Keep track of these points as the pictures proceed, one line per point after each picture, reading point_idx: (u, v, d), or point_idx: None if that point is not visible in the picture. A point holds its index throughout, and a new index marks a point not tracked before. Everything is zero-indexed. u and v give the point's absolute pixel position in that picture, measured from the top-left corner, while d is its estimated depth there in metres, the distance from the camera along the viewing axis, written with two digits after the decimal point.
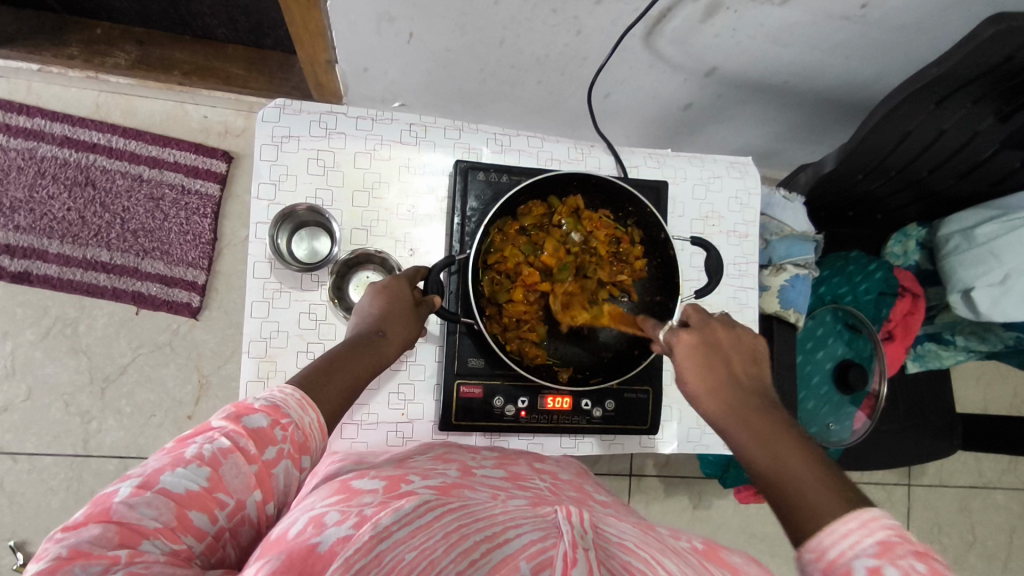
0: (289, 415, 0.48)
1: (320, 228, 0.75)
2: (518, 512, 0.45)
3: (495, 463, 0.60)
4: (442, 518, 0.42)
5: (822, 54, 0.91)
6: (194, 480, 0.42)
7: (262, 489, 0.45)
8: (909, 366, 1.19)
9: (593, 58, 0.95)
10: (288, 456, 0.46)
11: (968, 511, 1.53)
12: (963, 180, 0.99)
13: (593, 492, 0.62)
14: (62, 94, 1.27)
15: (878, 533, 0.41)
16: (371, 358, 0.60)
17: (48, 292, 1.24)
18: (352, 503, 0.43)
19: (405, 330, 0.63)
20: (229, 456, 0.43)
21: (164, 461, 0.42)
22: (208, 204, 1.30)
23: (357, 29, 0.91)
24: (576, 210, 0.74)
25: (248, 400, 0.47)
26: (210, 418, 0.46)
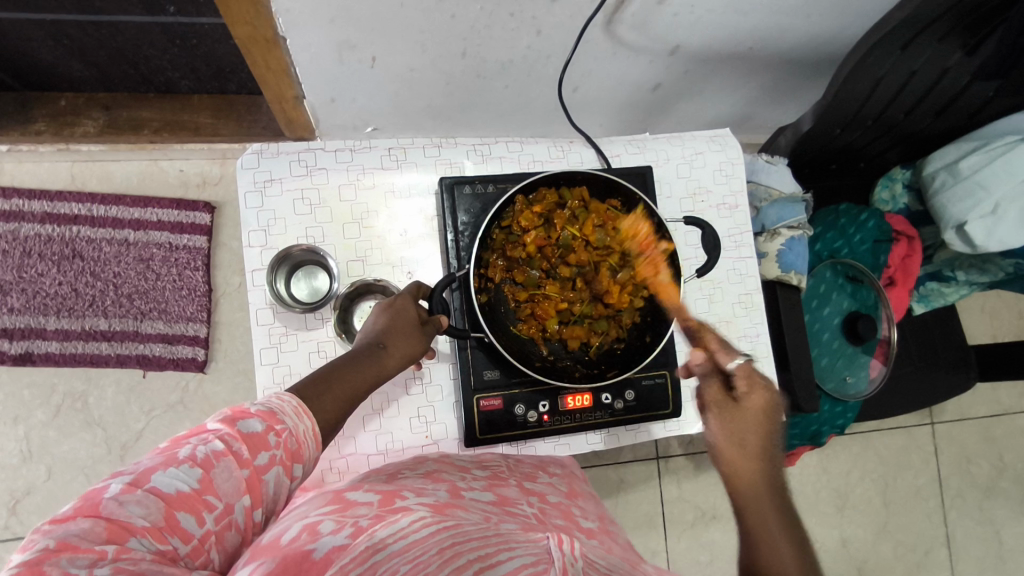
0: (284, 422, 0.48)
1: (316, 266, 0.75)
2: (511, 536, 0.45)
3: (484, 485, 0.60)
4: (437, 534, 0.44)
5: (783, 15, 0.91)
6: (185, 481, 0.41)
7: (251, 494, 0.44)
8: (915, 309, 1.20)
9: (558, 54, 0.95)
10: (280, 463, 0.46)
11: (994, 440, 1.54)
12: (939, 117, 0.99)
13: (579, 517, 0.60)
14: (36, 171, 1.26)
15: None
16: (370, 370, 0.59)
17: (52, 369, 1.23)
18: (346, 514, 0.46)
19: (406, 342, 0.62)
20: (221, 459, 0.43)
21: (157, 460, 0.42)
22: (198, 257, 1.29)
23: (320, 61, 0.91)
24: (584, 201, 0.72)
25: (245, 405, 0.48)
26: (206, 420, 0.46)
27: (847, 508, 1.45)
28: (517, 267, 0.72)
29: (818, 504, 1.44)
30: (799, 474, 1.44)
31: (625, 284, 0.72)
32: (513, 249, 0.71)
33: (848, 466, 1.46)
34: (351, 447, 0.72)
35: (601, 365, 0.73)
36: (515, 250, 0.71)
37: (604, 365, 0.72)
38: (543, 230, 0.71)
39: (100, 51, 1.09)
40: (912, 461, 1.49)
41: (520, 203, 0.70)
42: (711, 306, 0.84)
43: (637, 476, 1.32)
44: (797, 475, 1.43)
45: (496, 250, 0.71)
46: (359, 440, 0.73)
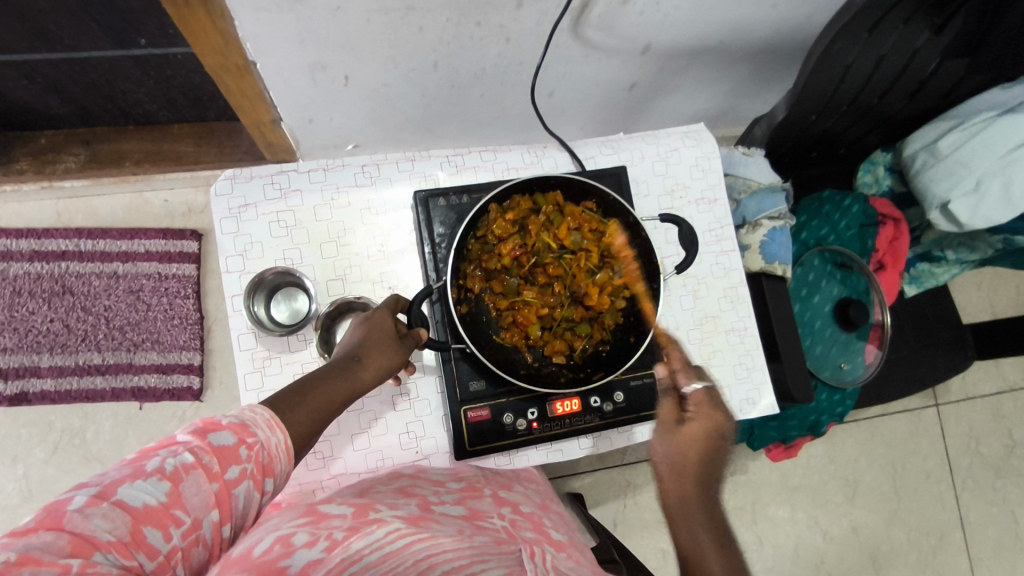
0: (255, 434, 0.47)
1: (295, 287, 0.74)
2: (483, 547, 0.53)
3: (455, 499, 0.62)
4: (414, 545, 0.49)
5: (749, 7, 0.91)
6: (152, 495, 0.41)
7: (220, 509, 0.44)
8: (908, 291, 1.20)
9: (529, 61, 0.96)
10: (251, 477, 0.46)
11: (1002, 418, 1.52)
12: (914, 99, 0.99)
13: (550, 529, 0.64)
14: (22, 210, 1.27)
15: None
16: (346, 382, 0.58)
17: (49, 406, 1.23)
18: (320, 526, 0.48)
19: (382, 355, 0.61)
20: (190, 473, 0.43)
21: (124, 472, 0.42)
22: (187, 285, 1.29)
23: (293, 83, 0.92)
24: (558, 205, 0.72)
25: (216, 417, 0.47)
26: (176, 430, 0.45)
27: (857, 497, 1.43)
28: (496, 277, 0.72)
29: (827, 494, 1.42)
30: (806, 465, 1.43)
31: (604, 285, 0.72)
32: (489, 260, 0.71)
33: (855, 453, 1.45)
34: (341, 467, 0.72)
35: (587, 368, 0.72)
36: (492, 260, 0.71)
37: (590, 368, 0.72)
38: (518, 237, 0.71)
39: (76, 88, 1.10)
40: (920, 444, 1.47)
41: (493, 212, 0.69)
42: (697, 302, 0.84)
43: (642, 477, 1.31)
44: (803, 465, 1.42)
45: (473, 260, 0.71)
46: (349, 460, 0.73)
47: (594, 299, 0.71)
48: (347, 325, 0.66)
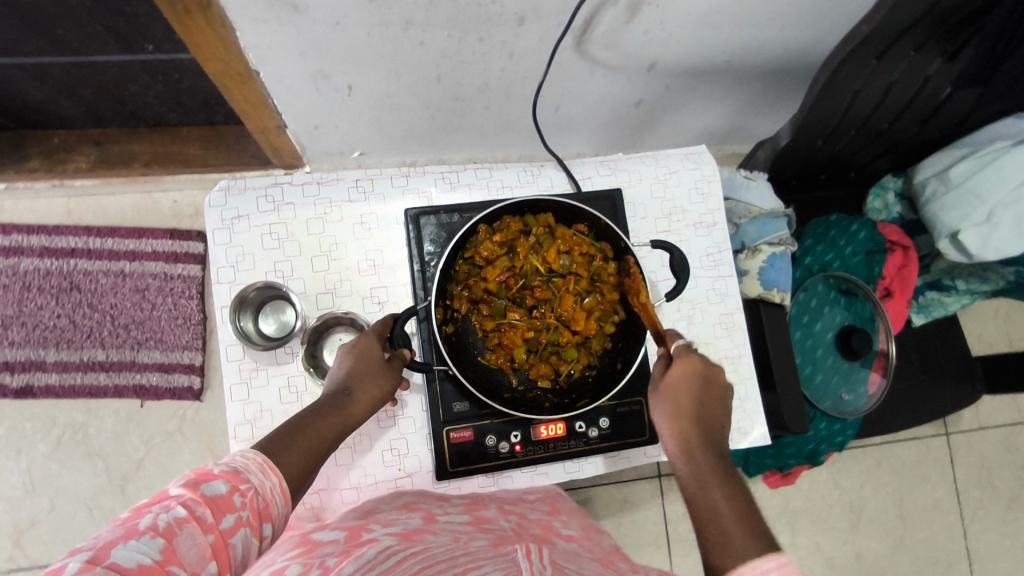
0: (248, 481, 0.48)
1: (283, 300, 0.75)
2: (479, 553, 0.49)
3: (461, 509, 0.63)
4: (405, 562, 0.46)
5: (755, 29, 0.90)
6: (146, 553, 0.40)
7: (217, 560, 0.44)
8: (915, 320, 1.16)
9: (533, 76, 0.95)
10: (247, 524, 0.46)
11: (1015, 449, 1.48)
12: (926, 125, 0.97)
13: (558, 527, 0.64)
14: (34, 206, 1.29)
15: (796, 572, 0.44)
16: (337, 418, 0.60)
17: (53, 401, 1.25)
18: (313, 555, 0.47)
19: (372, 387, 0.63)
20: (184, 526, 0.43)
21: (116, 535, 0.41)
22: (192, 285, 1.31)
23: (296, 93, 0.92)
24: (550, 227, 0.71)
25: (208, 467, 0.47)
26: (167, 486, 0.45)
27: (861, 524, 1.40)
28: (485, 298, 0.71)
29: (830, 521, 1.40)
30: (808, 490, 1.40)
31: (591, 311, 0.71)
32: (478, 281, 0.71)
33: (860, 479, 1.41)
34: (323, 483, 0.72)
35: (572, 393, 0.71)
36: (480, 280, 0.71)
37: (575, 395, 0.71)
38: (507, 258, 0.71)
39: (87, 90, 1.12)
40: (929, 473, 1.43)
41: (482, 233, 0.70)
42: (690, 328, 0.82)
43: (641, 495, 1.29)
44: (806, 490, 1.40)
45: (460, 281, 0.71)
46: (331, 475, 0.73)
47: (579, 325, 0.70)
48: (336, 353, 0.68)
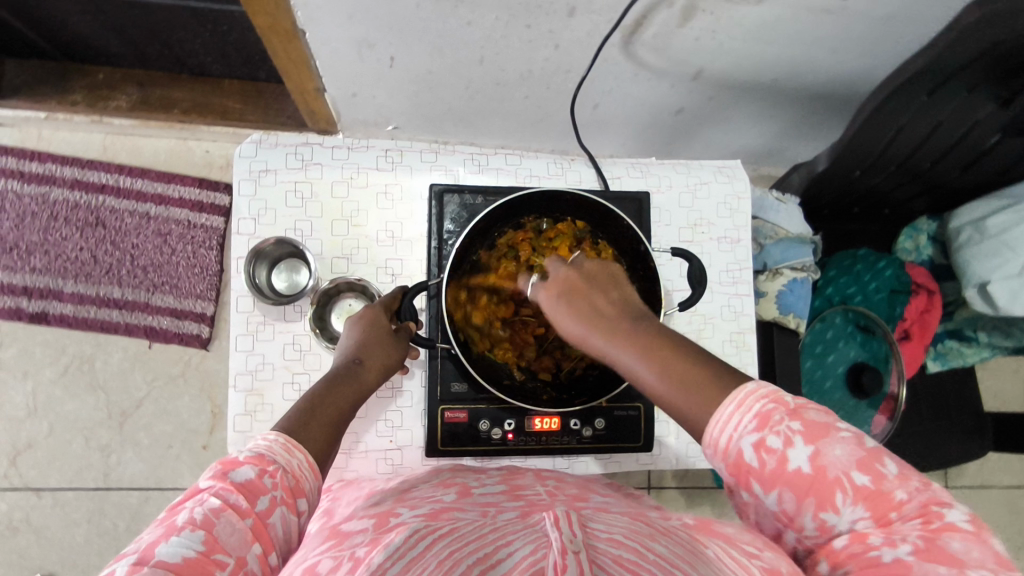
0: (275, 462, 0.49)
1: (297, 259, 0.76)
2: (508, 527, 0.45)
3: (497, 480, 0.60)
4: (434, 547, 0.41)
5: (808, 49, 0.88)
6: (189, 547, 0.42)
7: (260, 541, 0.45)
8: (930, 367, 1.14)
9: (576, 69, 0.94)
10: (282, 502, 0.47)
11: (1015, 512, 1.44)
12: (969, 170, 0.94)
13: (595, 493, 0.59)
14: (70, 139, 1.31)
15: (754, 407, 0.46)
16: (351, 386, 0.60)
17: (65, 330, 1.27)
18: (344, 547, 0.44)
19: (381, 354, 0.64)
20: (221, 515, 0.44)
21: (158, 534, 0.43)
22: (213, 236, 1.32)
23: (339, 57, 0.92)
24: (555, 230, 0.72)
25: (234, 456, 0.48)
26: (198, 480, 0.47)
27: None
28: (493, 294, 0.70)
29: None
30: None
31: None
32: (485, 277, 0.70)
33: None
34: None
35: (571, 390, 0.70)
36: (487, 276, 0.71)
37: (575, 391, 0.69)
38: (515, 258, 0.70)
39: (136, 30, 1.14)
40: None
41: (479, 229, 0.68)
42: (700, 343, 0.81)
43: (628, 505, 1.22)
44: None
45: (467, 274, 0.70)
46: None
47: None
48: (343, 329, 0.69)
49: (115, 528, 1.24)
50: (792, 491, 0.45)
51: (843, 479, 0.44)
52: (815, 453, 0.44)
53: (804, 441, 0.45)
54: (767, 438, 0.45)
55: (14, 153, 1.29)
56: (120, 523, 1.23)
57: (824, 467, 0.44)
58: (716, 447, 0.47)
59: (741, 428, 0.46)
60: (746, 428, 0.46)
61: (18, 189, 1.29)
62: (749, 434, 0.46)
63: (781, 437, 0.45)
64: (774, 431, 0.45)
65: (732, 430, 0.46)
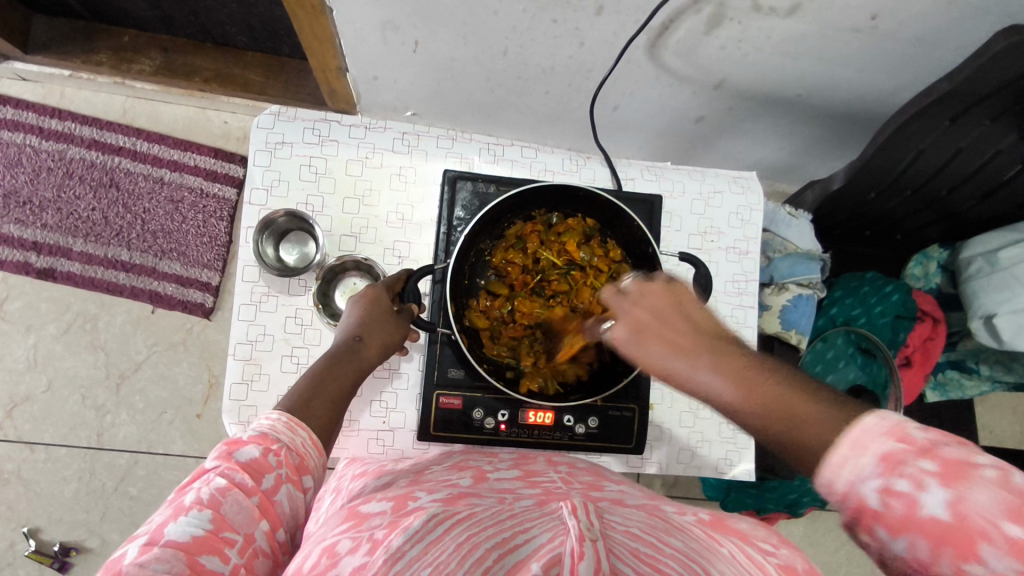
0: (279, 441, 0.51)
1: (292, 229, 0.76)
2: (526, 514, 0.46)
3: (510, 465, 0.61)
4: (452, 531, 0.42)
5: (833, 66, 0.88)
6: (198, 526, 0.44)
7: (267, 518, 0.47)
8: (928, 396, 1.14)
9: (599, 69, 0.94)
10: (288, 480, 0.49)
11: None
12: (986, 201, 0.93)
13: (608, 482, 0.58)
14: (92, 99, 1.32)
15: (874, 448, 0.40)
16: (352, 365, 0.62)
17: (70, 288, 1.28)
18: (362, 529, 0.44)
19: (384, 334, 0.65)
20: (228, 495, 0.46)
21: (167, 515, 0.45)
22: (224, 207, 1.33)
23: (363, 38, 0.92)
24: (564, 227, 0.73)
25: (237, 437, 0.50)
26: (204, 461, 0.49)
27: None
28: (501, 294, 0.72)
29: None
30: None
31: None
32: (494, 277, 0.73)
33: None
34: None
35: (568, 387, 0.70)
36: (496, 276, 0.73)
37: (571, 388, 0.69)
38: (522, 257, 0.72)
39: None
40: None
41: (489, 220, 0.69)
42: None
43: None
44: None
45: (476, 269, 0.72)
46: None
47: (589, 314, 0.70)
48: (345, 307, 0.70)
49: (103, 488, 1.25)
50: (927, 542, 0.37)
51: (994, 530, 0.35)
52: (955, 498, 0.37)
53: (938, 483, 0.37)
54: (894, 485, 0.38)
55: (35, 108, 1.30)
56: (108, 483, 1.24)
57: (966, 514, 0.36)
58: (833, 489, 0.42)
59: (860, 471, 0.40)
60: (866, 470, 0.40)
61: (35, 144, 1.30)
62: (871, 479, 0.39)
63: (910, 483, 0.38)
64: (900, 476, 0.38)
65: (849, 473, 0.40)
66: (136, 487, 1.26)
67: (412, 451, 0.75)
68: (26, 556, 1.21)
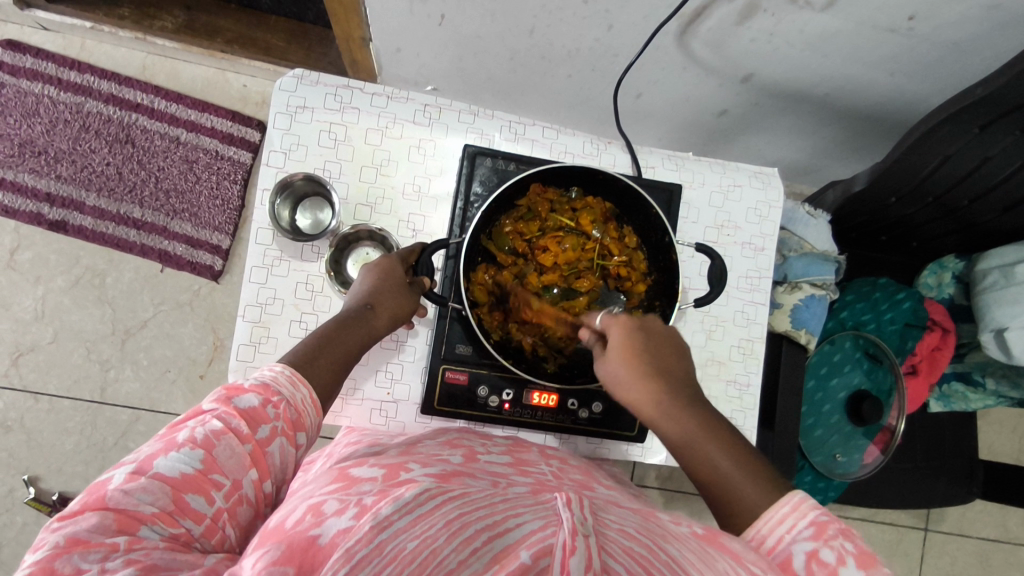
0: (279, 393, 0.51)
1: (297, 199, 0.76)
2: (518, 501, 0.44)
3: (501, 450, 0.60)
4: (444, 506, 0.41)
5: (865, 67, 0.86)
6: (188, 464, 0.45)
7: (257, 468, 0.48)
8: (931, 406, 1.13)
9: (626, 54, 0.92)
10: (282, 433, 0.50)
11: (988, 566, 1.40)
12: (1007, 214, 0.92)
13: (597, 484, 0.57)
14: (113, 53, 1.31)
15: (809, 514, 0.48)
16: (361, 331, 0.62)
17: (80, 242, 1.28)
18: (351, 492, 0.44)
19: (395, 304, 0.65)
20: (222, 438, 0.46)
21: (157, 447, 0.45)
22: (238, 171, 1.32)
23: (390, 8, 0.91)
24: (581, 205, 0.71)
25: (238, 383, 0.51)
26: (202, 401, 0.49)
27: None
28: (508, 267, 0.71)
29: None
30: None
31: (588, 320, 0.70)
32: (505, 248, 0.71)
33: None
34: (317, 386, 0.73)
35: (572, 369, 0.70)
36: (501, 247, 0.71)
37: (577, 370, 0.70)
38: (532, 230, 0.70)
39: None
40: (892, 563, 1.35)
41: (505, 193, 0.67)
42: (707, 342, 0.81)
43: None
44: None
45: (489, 240, 0.70)
46: None
47: (589, 285, 0.70)
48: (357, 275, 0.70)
49: (103, 442, 1.26)
50: None
51: None
52: None
53: (855, 563, 0.44)
54: (821, 549, 0.45)
55: (55, 59, 1.29)
56: (108, 437, 1.25)
57: None
58: (761, 543, 0.48)
59: (796, 532, 0.47)
60: (801, 532, 0.47)
61: (53, 95, 1.29)
62: (803, 540, 0.46)
63: (834, 551, 0.45)
64: (828, 544, 0.46)
65: (785, 531, 0.47)
66: (135, 442, 1.27)
67: (414, 424, 0.75)
68: (25, 504, 1.22)
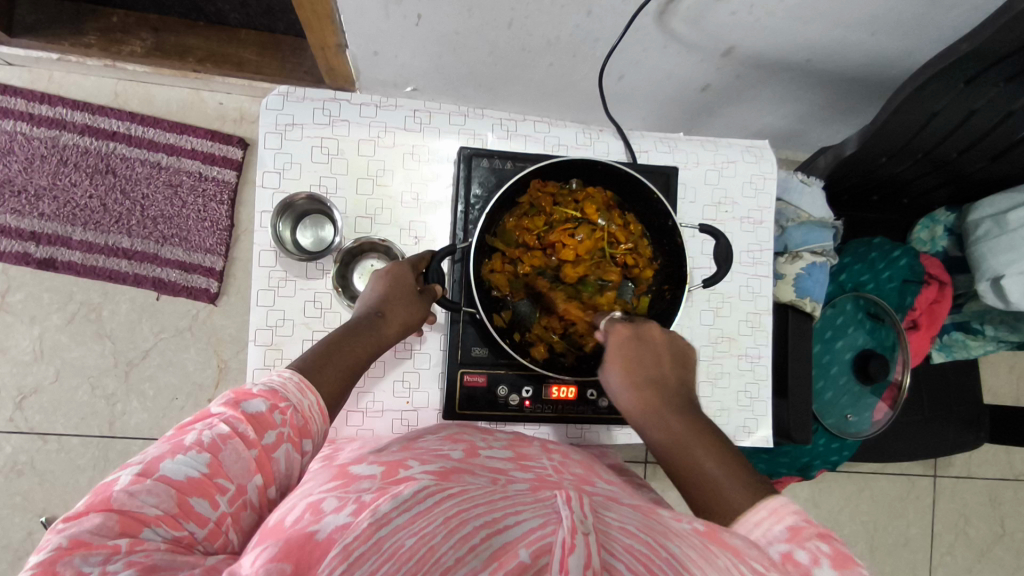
0: (287, 399, 0.52)
1: (299, 217, 0.75)
2: (518, 498, 0.44)
3: (503, 445, 0.59)
4: (443, 503, 0.41)
5: (846, 30, 0.87)
6: (194, 467, 0.44)
7: (262, 473, 0.47)
8: (934, 356, 1.16)
9: (606, 38, 0.92)
10: (287, 440, 0.50)
11: (997, 504, 1.43)
12: (995, 162, 0.93)
13: (598, 479, 0.57)
14: (83, 83, 1.29)
15: (786, 519, 0.47)
16: (370, 338, 0.63)
17: (72, 278, 1.26)
18: (350, 490, 0.44)
19: (404, 312, 0.66)
20: (228, 442, 0.46)
21: (164, 450, 0.45)
22: (224, 190, 1.31)
23: (365, 12, 0.90)
24: (586, 196, 0.72)
25: (248, 387, 0.51)
26: (210, 405, 0.49)
27: None
28: (518, 262, 0.71)
29: None
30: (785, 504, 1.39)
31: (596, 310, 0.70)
32: (515, 244, 0.71)
33: (839, 502, 1.36)
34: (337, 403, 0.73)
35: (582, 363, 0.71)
36: (510, 243, 0.71)
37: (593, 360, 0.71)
38: (542, 226, 0.71)
39: None
40: (907, 512, 1.38)
41: (511, 188, 0.67)
42: (716, 320, 0.82)
43: None
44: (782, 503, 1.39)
45: (499, 237, 0.71)
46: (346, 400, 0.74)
47: (603, 278, 0.70)
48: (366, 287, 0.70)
49: None
50: None
51: None
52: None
53: (830, 564, 0.43)
54: (795, 550, 0.44)
55: (23, 93, 1.26)
56: None
57: None
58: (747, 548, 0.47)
59: (772, 535, 0.46)
60: (776, 536, 0.46)
61: (27, 131, 1.26)
62: (779, 542, 0.45)
63: (807, 551, 0.44)
64: (801, 545, 0.45)
65: (761, 534, 0.47)
66: None
67: None
68: None
